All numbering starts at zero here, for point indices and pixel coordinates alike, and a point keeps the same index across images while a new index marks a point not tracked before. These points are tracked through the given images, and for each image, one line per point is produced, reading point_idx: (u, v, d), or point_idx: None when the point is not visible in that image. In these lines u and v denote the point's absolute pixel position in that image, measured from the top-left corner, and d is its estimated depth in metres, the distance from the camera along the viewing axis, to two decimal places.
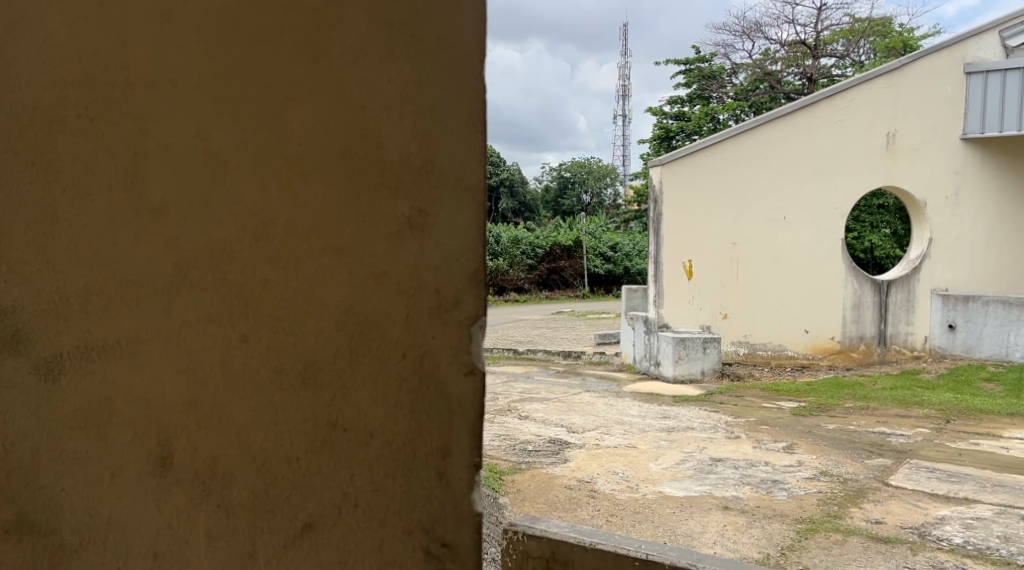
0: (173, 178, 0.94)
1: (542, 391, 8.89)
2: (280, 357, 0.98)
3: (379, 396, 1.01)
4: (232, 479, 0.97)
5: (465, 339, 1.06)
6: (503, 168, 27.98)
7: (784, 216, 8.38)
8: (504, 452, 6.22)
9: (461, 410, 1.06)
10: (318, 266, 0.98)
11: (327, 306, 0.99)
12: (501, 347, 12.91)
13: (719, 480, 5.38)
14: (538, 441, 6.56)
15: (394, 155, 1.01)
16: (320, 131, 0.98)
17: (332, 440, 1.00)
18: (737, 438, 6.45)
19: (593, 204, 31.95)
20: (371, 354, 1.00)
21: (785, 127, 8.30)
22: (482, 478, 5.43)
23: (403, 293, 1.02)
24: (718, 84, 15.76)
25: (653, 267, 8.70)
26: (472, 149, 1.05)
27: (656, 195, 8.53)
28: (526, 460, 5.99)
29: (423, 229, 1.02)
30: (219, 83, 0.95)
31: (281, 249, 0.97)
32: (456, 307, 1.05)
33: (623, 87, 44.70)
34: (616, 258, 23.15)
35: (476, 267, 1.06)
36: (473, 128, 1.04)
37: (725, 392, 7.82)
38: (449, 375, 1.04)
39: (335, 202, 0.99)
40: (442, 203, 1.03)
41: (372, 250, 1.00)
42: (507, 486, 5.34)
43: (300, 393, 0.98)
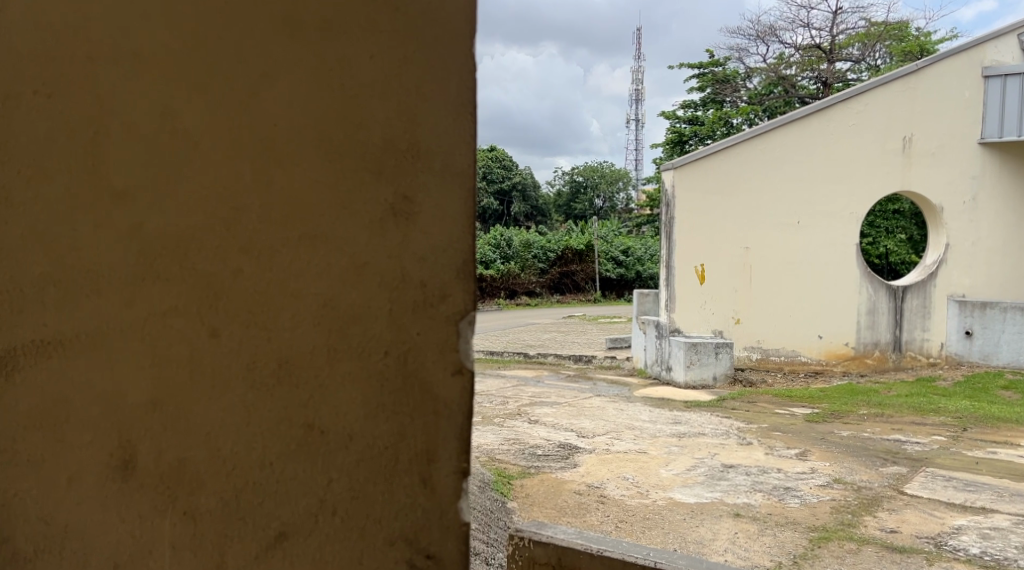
0: (137, 161, 0.88)
1: (553, 395, 8.81)
2: (254, 353, 0.91)
3: (359, 396, 0.94)
4: (199, 483, 0.90)
5: (452, 337, 0.98)
6: (515, 172, 28.00)
7: (798, 220, 8.27)
8: (513, 456, 6.15)
9: (449, 414, 0.99)
10: (295, 255, 0.92)
11: (303, 299, 0.92)
12: (511, 351, 12.86)
13: (730, 487, 5.29)
14: (548, 446, 6.49)
15: (376, 138, 0.94)
16: (296, 109, 0.91)
17: (307, 445, 0.93)
18: (748, 444, 6.35)
19: (606, 209, 31.91)
20: (350, 351, 0.93)
21: (799, 131, 8.20)
22: (491, 481, 5.36)
23: (384, 286, 0.94)
24: (733, 88, 15.65)
25: (664, 271, 8.52)
26: (463, 132, 0.98)
27: (668, 198, 8.40)
28: (536, 465, 5.93)
29: (408, 218, 0.95)
30: (188, 62, 0.88)
31: (254, 233, 0.90)
32: (443, 302, 0.97)
33: (636, 92, 44.64)
34: (628, 262, 22.96)
35: (466, 261, 0.99)
36: (461, 108, 0.97)
37: (737, 398, 7.73)
38: (435, 374, 0.97)
39: (315, 190, 0.92)
40: (428, 189, 0.96)
41: (354, 240, 0.93)
42: (516, 491, 5.27)
43: (275, 392, 0.91)
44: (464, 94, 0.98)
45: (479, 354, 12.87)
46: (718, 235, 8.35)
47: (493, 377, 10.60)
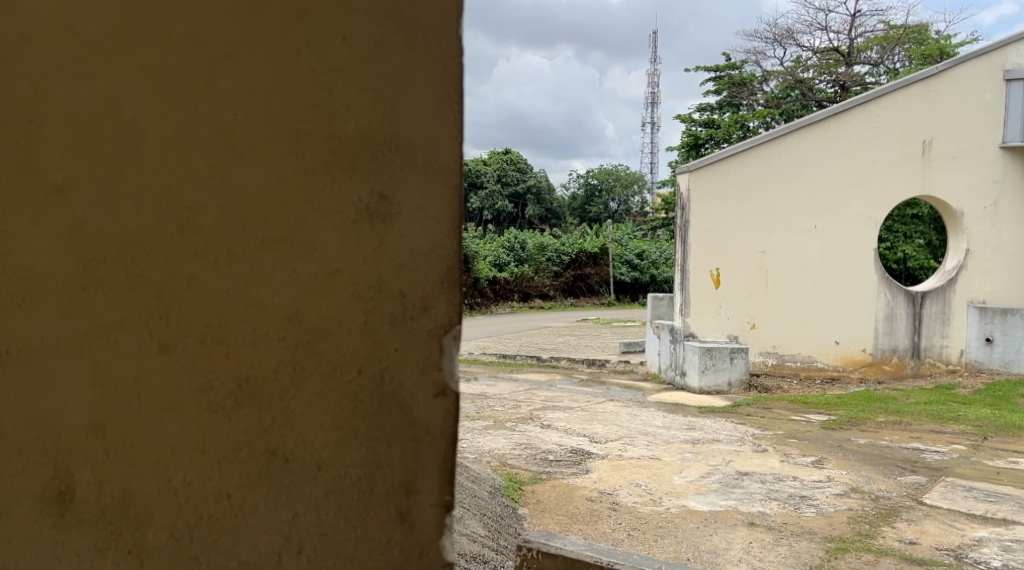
0: (80, 155, 0.78)
1: (565, 399, 8.69)
2: (209, 370, 0.82)
3: (329, 420, 0.86)
4: (147, 518, 0.81)
5: (434, 353, 0.93)
6: (529, 175, 27.97)
7: (816, 224, 8.11)
8: (524, 461, 6.04)
9: (429, 436, 0.93)
10: (258, 260, 0.83)
11: (267, 309, 0.84)
12: (524, 354, 12.76)
13: (745, 495, 5.15)
14: (559, 451, 6.37)
15: (349, 130, 0.87)
16: (261, 102, 0.83)
17: (270, 473, 0.84)
18: (764, 451, 6.21)
19: (621, 212, 31.84)
20: (319, 370, 0.85)
21: (817, 135, 8.06)
22: (502, 486, 5.25)
23: (357, 296, 0.87)
24: (749, 91, 15.53)
25: (679, 276, 8.42)
26: (446, 127, 0.93)
27: (684, 202, 8.30)
28: (547, 470, 5.81)
29: (385, 220, 0.89)
30: (141, 49, 0.79)
31: (212, 237, 0.82)
32: (424, 315, 0.91)
33: (651, 95, 44.60)
34: (643, 265, 23.05)
35: (449, 268, 0.94)
36: (444, 101, 0.92)
37: (752, 404, 7.58)
38: (414, 395, 0.91)
39: (282, 190, 0.84)
40: (408, 189, 0.90)
41: (326, 245, 0.86)
42: (527, 497, 5.16)
43: (233, 415, 0.83)
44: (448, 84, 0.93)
45: (491, 357, 12.78)
46: (733, 239, 8.20)
47: (505, 380, 10.51)
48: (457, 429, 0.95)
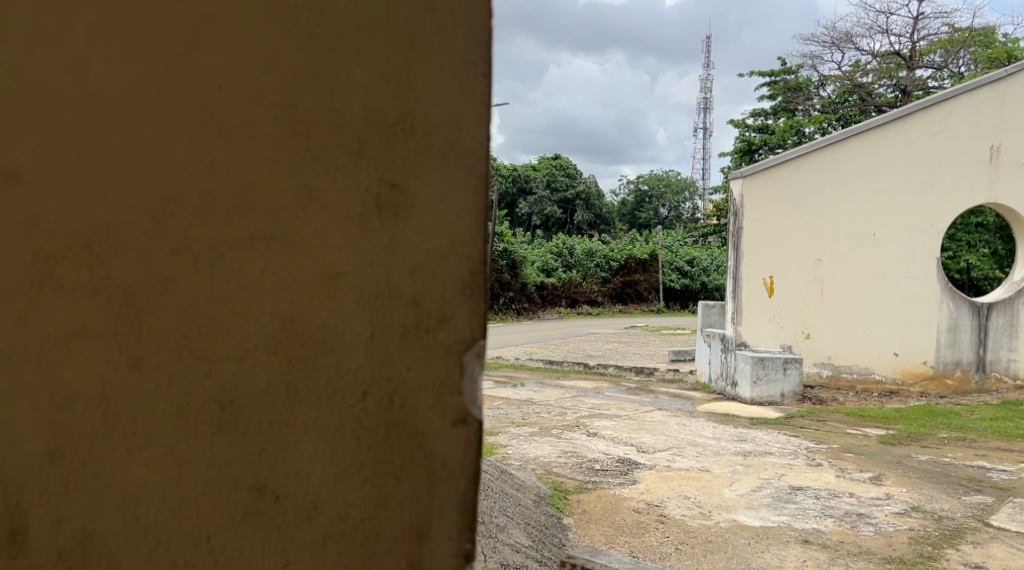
0: (60, 194, 0.87)
1: (613, 408, 8.49)
2: (189, 393, 0.90)
3: (327, 450, 0.94)
4: (112, 560, 0.88)
5: (454, 370, 1.00)
6: (579, 181, 28.20)
7: (875, 232, 7.78)
8: (569, 470, 5.87)
9: (446, 470, 1.00)
10: (246, 255, 0.91)
11: (256, 319, 0.91)
12: (571, 361, 12.60)
13: (799, 511, 4.91)
14: (606, 460, 6.18)
15: (358, 105, 0.96)
16: (266, 123, 0.92)
17: (260, 507, 0.92)
18: (818, 465, 5.95)
19: (671, 219, 31.77)
20: (317, 390, 0.94)
21: (877, 139, 7.74)
22: (546, 496, 5.10)
23: (365, 302, 0.95)
24: (805, 96, 15.24)
25: (731, 283, 8.12)
26: (467, 108, 1.01)
27: (736, 209, 8.03)
28: (593, 480, 5.63)
29: (396, 213, 0.96)
30: (143, 81, 0.89)
31: (198, 264, 0.90)
32: (441, 326, 0.99)
33: (705, 102, 44.28)
34: (693, 272, 22.76)
35: (470, 275, 1.01)
36: (471, 75, 1.01)
37: (807, 416, 7.31)
38: (427, 422, 0.98)
39: (286, 205, 0.92)
40: (422, 174, 0.98)
41: (322, 257, 0.93)
42: (573, 507, 5.00)
43: (215, 437, 0.91)
44: (476, 54, 1.02)
45: (538, 363, 12.62)
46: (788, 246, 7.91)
47: (551, 387, 10.35)
48: (476, 460, 1.02)
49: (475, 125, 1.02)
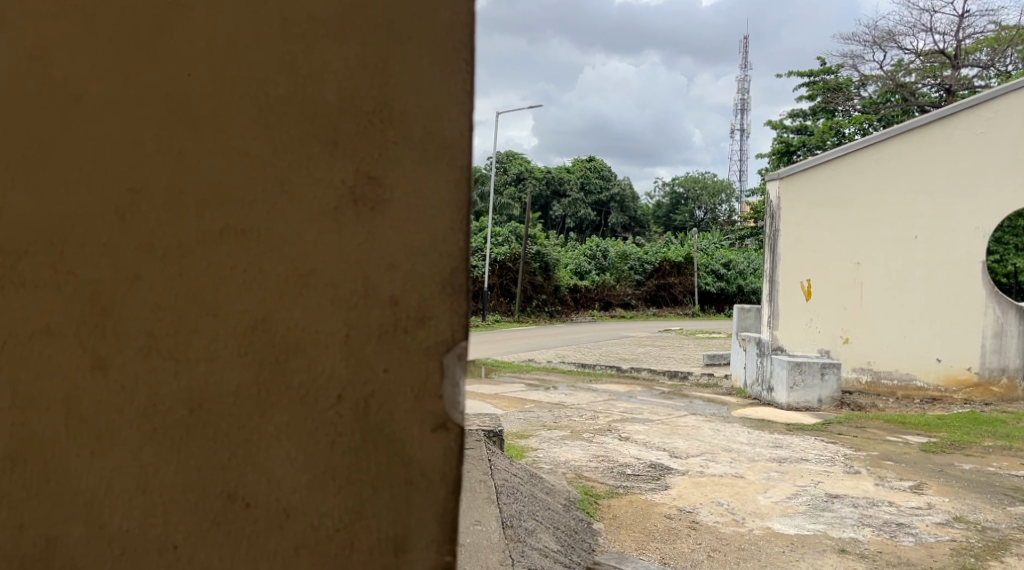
0: (35, 188, 1.01)
1: (645, 412, 8.40)
2: (157, 397, 1.02)
3: (296, 454, 1.02)
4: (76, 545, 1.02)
5: (436, 372, 1.04)
6: (614, 183, 28.11)
7: (915, 234, 7.61)
8: (600, 474, 5.81)
9: (425, 480, 1.04)
10: (218, 247, 1.01)
11: (229, 318, 1.01)
12: (604, 364, 12.51)
13: (835, 520, 4.79)
14: (637, 465, 6.11)
15: (332, 94, 1.03)
16: (236, 140, 1.01)
17: (230, 512, 1.02)
18: (856, 473, 5.80)
19: (708, 221, 31.55)
20: (289, 393, 1.02)
21: (919, 139, 7.58)
22: (576, 500, 5.05)
23: (340, 301, 1.02)
24: (845, 97, 15.28)
25: (767, 287, 8.22)
26: (448, 92, 1.05)
27: (774, 210, 8.15)
28: (624, 485, 5.56)
29: (373, 208, 1.02)
30: (115, 75, 1.01)
31: (161, 281, 1.01)
32: (421, 327, 1.03)
33: (743, 103, 43.92)
34: (730, 275, 22.57)
35: (452, 273, 1.05)
36: (454, 62, 1.05)
37: (845, 422, 7.19)
38: (403, 424, 1.03)
39: (260, 216, 1.01)
40: (397, 168, 1.02)
41: (293, 262, 1.01)
42: (603, 512, 4.95)
43: (185, 439, 1.02)
44: (456, 37, 1.05)
45: (571, 366, 12.54)
46: (825, 250, 7.90)
47: (584, 391, 10.27)
48: (459, 463, 1.05)
49: (456, 114, 1.05)
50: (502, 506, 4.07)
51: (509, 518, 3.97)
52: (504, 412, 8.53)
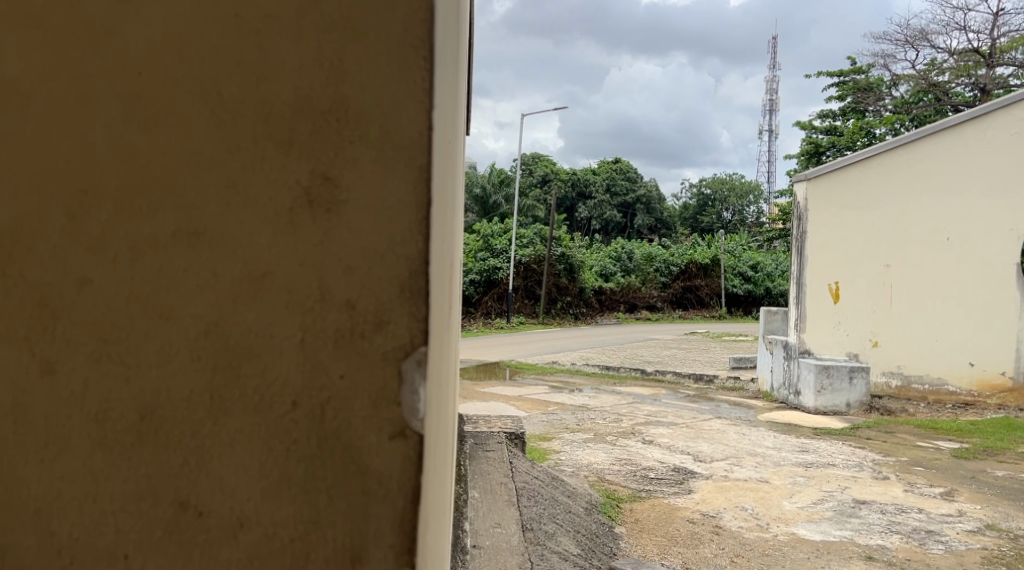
0: None
1: (669, 415, 8.33)
2: (107, 402, 0.95)
3: (248, 462, 0.94)
4: (22, 552, 0.96)
5: (393, 381, 0.94)
6: (640, 185, 28.06)
7: (947, 237, 7.48)
8: (623, 478, 5.76)
9: (386, 489, 0.94)
10: (169, 255, 0.93)
11: (178, 322, 0.94)
12: (628, 367, 12.43)
13: (863, 526, 4.70)
14: (661, 469, 6.05)
15: (288, 95, 0.94)
16: (185, 134, 0.94)
17: (183, 521, 0.95)
18: (885, 479, 5.70)
19: (736, 222, 31.43)
20: (244, 399, 0.94)
21: (952, 140, 7.47)
22: (598, 504, 5.02)
23: (294, 305, 0.93)
24: (875, 97, 16.08)
25: (796, 289, 8.35)
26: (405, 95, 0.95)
27: (801, 212, 8.29)
28: (647, 489, 5.51)
29: (330, 209, 0.93)
30: (53, 60, 0.94)
31: (112, 277, 0.94)
32: (379, 332, 0.94)
33: (773, 102, 43.61)
34: (757, 278, 22.47)
35: (412, 275, 0.94)
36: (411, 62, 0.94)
37: (873, 427, 7.13)
38: (363, 436, 0.94)
39: (210, 216, 0.93)
40: (355, 165, 0.94)
41: (240, 266, 0.93)
42: (625, 516, 4.91)
43: (136, 448, 0.95)
44: (417, 31, 0.94)
45: (595, 368, 12.49)
46: (856, 252, 7.92)
47: (608, 393, 10.22)
48: (419, 476, 0.95)
49: (419, 111, 0.94)
50: (522, 509, 4.07)
51: (529, 521, 3.96)
52: (528, 415, 8.50)
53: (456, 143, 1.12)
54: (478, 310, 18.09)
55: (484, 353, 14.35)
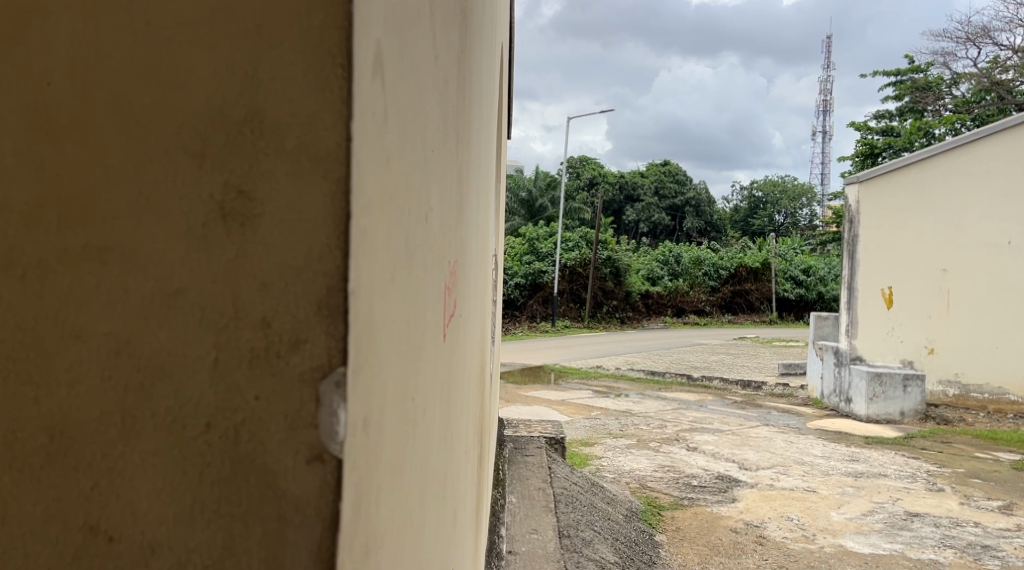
0: None
1: (715, 422, 8.18)
2: (16, 417, 0.63)
3: (153, 489, 0.63)
4: None
5: (312, 406, 0.63)
6: (689, 187, 27.84)
7: (1009, 239, 7.95)
8: (665, 485, 5.66)
9: (300, 516, 0.62)
10: (74, 270, 0.62)
11: (81, 328, 0.62)
12: (674, 372, 12.28)
13: (914, 540, 4.58)
14: (704, 476, 5.93)
15: (201, 105, 0.62)
16: (81, 77, 0.62)
17: (89, 556, 0.63)
18: (940, 491, 5.54)
19: (788, 225, 31.03)
20: (155, 422, 0.63)
21: (1011, 142, 7.90)
22: (638, 511, 4.96)
23: (208, 323, 0.63)
24: (935, 96, 15.95)
25: (847, 292, 8.90)
26: (311, 104, 0.62)
27: (852, 214, 8.83)
28: (689, 497, 5.40)
29: (244, 223, 0.62)
30: None
31: (25, 242, 0.63)
32: (295, 353, 0.63)
33: (827, 101, 42.96)
34: (809, 282, 22.16)
35: (331, 292, 0.62)
36: (325, 67, 0.61)
37: (929, 438, 7.24)
38: (285, 474, 0.63)
39: (97, 194, 0.62)
40: (273, 177, 0.62)
41: (106, 324, 0.62)
42: (666, 523, 4.84)
43: (46, 476, 0.63)
44: (332, 38, 0.61)
45: (640, 373, 12.35)
46: (912, 253, 8.39)
47: (653, 399, 10.10)
48: (337, 536, 0.62)
49: (335, 121, 0.62)
50: (559, 515, 4.02)
51: (567, 528, 3.89)
52: (569, 419, 8.44)
53: (394, 124, 0.83)
54: (523, 314, 18.08)
55: (529, 356, 14.33)
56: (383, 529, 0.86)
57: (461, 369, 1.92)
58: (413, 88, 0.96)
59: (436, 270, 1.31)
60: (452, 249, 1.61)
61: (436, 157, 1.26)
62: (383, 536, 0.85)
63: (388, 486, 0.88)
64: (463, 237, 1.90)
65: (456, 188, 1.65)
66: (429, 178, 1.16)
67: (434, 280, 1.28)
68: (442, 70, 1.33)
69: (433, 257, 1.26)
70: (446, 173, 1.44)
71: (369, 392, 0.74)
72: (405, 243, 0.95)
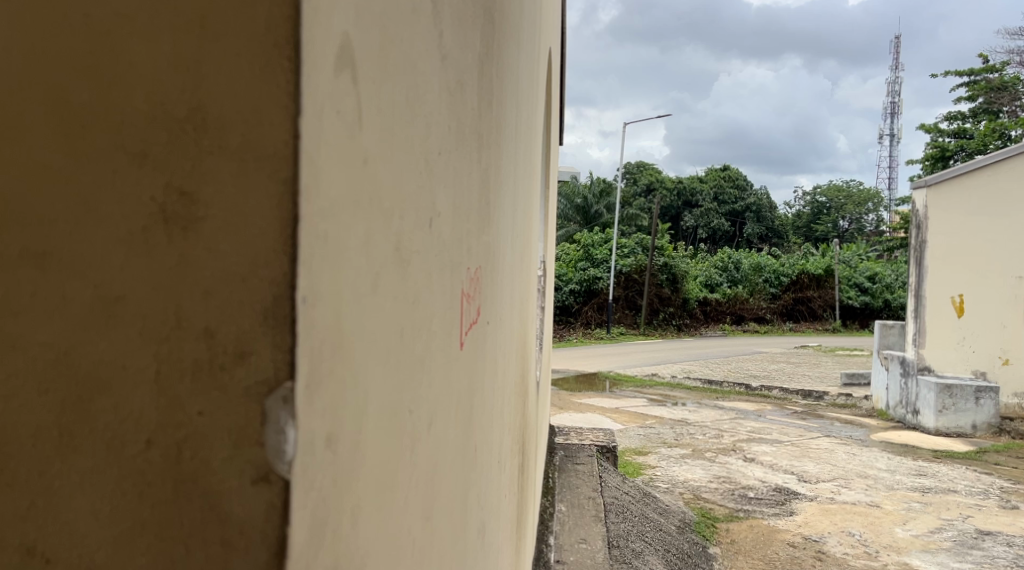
0: None
1: (774, 433, 7.96)
2: None
3: (90, 504, 0.59)
4: None
5: (258, 421, 0.58)
6: (749, 193, 27.38)
7: None
8: (720, 496, 5.51)
9: (244, 542, 0.57)
10: (12, 278, 0.60)
11: (22, 336, 0.60)
12: (731, 381, 12.02)
13: (985, 559, 4.36)
14: (761, 488, 5.75)
15: (143, 101, 0.59)
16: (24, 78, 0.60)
17: None
18: (1014, 509, 5.26)
19: (852, 231, 30.27)
20: (94, 438, 0.59)
21: None
22: (691, 523, 4.83)
23: (150, 332, 0.59)
24: (1011, 96, 15.67)
25: (913, 301, 8.67)
26: (254, 99, 0.57)
27: (919, 218, 8.61)
28: (745, 508, 5.25)
29: (187, 228, 0.59)
30: None
31: None
32: (241, 365, 0.58)
33: (893, 105, 41.85)
34: (875, 289, 21.53)
35: (277, 300, 0.58)
36: (269, 60, 0.57)
37: (1002, 453, 6.90)
38: (228, 494, 0.58)
39: (33, 201, 0.59)
40: (218, 178, 0.58)
41: (45, 333, 0.60)
42: (721, 536, 4.70)
43: None
44: (277, 29, 0.57)
45: (697, 382, 12.12)
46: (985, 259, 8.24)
47: (709, 408, 9.88)
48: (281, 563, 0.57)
49: (283, 117, 0.57)
50: (609, 525, 3.98)
51: (616, 538, 3.86)
52: (623, 428, 8.30)
53: (374, 119, 0.78)
54: (578, 320, 17.96)
55: (583, 364, 14.21)
56: (365, 547, 0.81)
57: (490, 374, 1.86)
58: (405, 83, 0.91)
59: (447, 273, 1.26)
60: (473, 255, 1.56)
61: (446, 159, 1.21)
62: (364, 554, 0.81)
63: (371, 502, 0.83)
64: (491, 240, 1.84)
65: (478, 189, 1.59)
66: (434, 181, 1.12)
67: (445, 287, 1.23)
68: (455, 69, 1.28)
69: (441, 260, 1.20)
70: (463, 176, 1.39)
71: (338, 403, 0.70)
72: (396, 247, 0.91)
